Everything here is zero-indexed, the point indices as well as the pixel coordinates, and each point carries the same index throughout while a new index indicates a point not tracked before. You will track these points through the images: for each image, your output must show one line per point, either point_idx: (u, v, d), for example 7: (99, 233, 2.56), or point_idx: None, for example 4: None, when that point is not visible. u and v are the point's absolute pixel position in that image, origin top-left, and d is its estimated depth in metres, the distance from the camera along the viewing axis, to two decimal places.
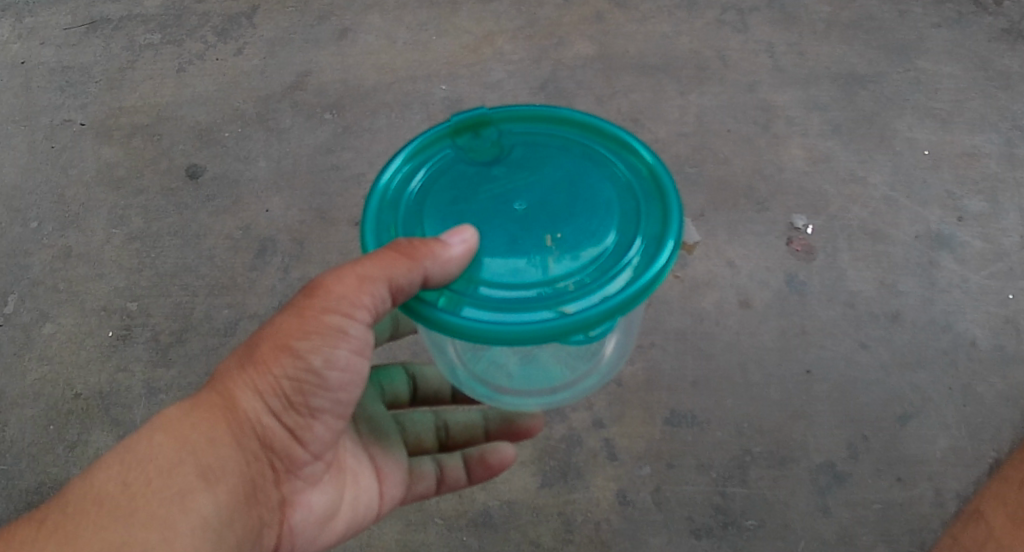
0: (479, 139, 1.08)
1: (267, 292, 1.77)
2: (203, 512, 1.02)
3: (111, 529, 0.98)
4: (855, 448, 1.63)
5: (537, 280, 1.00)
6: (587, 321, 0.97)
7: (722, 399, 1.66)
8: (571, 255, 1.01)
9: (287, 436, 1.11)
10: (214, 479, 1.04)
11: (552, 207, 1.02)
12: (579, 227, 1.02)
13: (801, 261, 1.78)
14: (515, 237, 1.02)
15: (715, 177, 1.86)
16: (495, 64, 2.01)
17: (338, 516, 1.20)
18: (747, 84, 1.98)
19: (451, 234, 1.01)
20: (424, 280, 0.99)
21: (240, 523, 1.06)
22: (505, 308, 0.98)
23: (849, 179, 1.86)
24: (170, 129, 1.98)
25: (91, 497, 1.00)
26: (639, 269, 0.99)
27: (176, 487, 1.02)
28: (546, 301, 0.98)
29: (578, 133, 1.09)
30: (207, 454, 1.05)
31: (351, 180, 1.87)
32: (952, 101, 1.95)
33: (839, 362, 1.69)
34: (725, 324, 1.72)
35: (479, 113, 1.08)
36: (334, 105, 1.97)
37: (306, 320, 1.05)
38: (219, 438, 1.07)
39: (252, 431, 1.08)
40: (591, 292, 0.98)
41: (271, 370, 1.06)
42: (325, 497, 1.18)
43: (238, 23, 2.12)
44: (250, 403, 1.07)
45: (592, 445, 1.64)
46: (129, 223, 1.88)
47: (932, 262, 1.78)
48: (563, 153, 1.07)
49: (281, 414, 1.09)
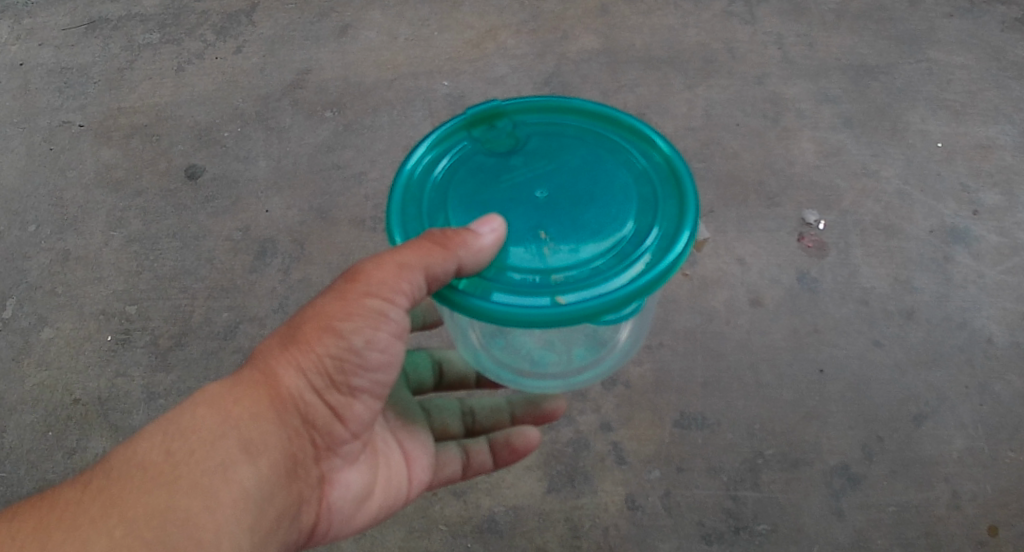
0: (494, 131, 1.05)
1: (267, 294, 1.73)
2: (244, 483, 1.01)
3: (155, 494, 0.97)
4: (869, 449, 1.59)
5: (562, 267, 0.97)
6: (614, 305, 0.95)
7: (733, 400, 1.62)
8: (593, 240, 0.98)
9: (329, 414, 1.08)
10: (257, 453, 1.03)
11: (574, 196, 1.00)
12: (601, 213, 1.00)
13: (813, 258, 1.74)
14: (540, 223, 0.99)
15: (725, 172, 1.82)
16: (498, 59, 1.96)
17: (372, 497, 1.18)
18: (755, 76, 1.93)
19: (480, 223, 0.98)
20: (459, 269, 0.97)
21: (279, 497, 1.05)
22: (530, 292, 0.97)
23: (861, 172, 1.82)
24: (169, 130, 1.94)
25: (135, 463, 0.99)
26: (662, 252, 0.97)
27: (219, 459, 1.01)
28: (572, 286, 0.96)
29: (589, 122, 1.06)
30: (250, 428, 1.03)
31: (351, 179, 1.83)
32: (966, 92, 1.91)
33: (852, 362, 1.66)
34: (736, 323, 1.68)
35: (492, 106, 1.06)
36: (334, 102, 1.92)
37: (349, 303, 1.03)
38: (262, 414, 1.04)
39: (294, 408, 1.06)
40: (616, 276, 0.96)
41: (314, 349, 1.04)
42: (361, 477, 1.16)
43: (235, 20, 2.06)
44: (294, 381, 1.05)
45: (599, 449, 1.60)
46: (128, 225, 1.85)
47: (947, 258, 1.74)
48: (578, 142, 1.04)
49: (324, 393, 1.06)
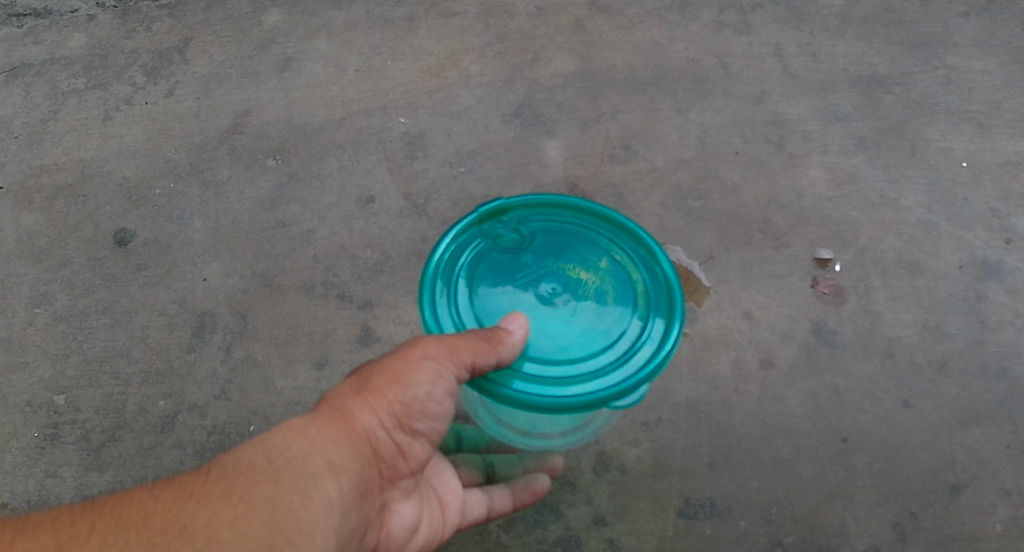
0: (508, 227, 1.07)
1: (208, 378, 1.54)
2: (331, 495, 0.94)
3: (252, 497, 0.89)
4: (903, 529, 1.40)
5: (578, 359, 1.01)
6: (621, 397, 1.00)
7: (745, 481, 1.42)
8: (601, 336, 1.02)
9: (395, 451, 1.04)
10: (339, 471, 0.96)
11: (578, 294, 1.03)
12: (607, 312, 1.03)
13: (829, 306, 1.52)
14: (554, 319, 1.03)
15: (724, 209, 1.59)
16: (461, 89, 1.72)
17: (418, 531, 1.13)
18: (753, 95, 1.69)
19: (510, 320, 1.00)
20: (497, 363, 0.99)
21: (356, 516, 0.98)
22: (547, 383, 1.01)
23: (879, 202, 1.60)
24: (95, 189, 1.70)
25: (223, 472, 0.91)
26: (661, 356, 1.02)
27: (307, 471, 0.94)
28: (585, 378, 1.00)
29: (593, 225, 1.08)
30: (332, 452, 0.97)
31: (299, 238, 1.62)
32: (989, 101, 1.69)
33: (878, 427, 1.45)
34: (745, 391, 1.46)
35: (506, 204, 1.07)
36: (277, 148, 1.69)
37: (413, 358, 1.01)
38: (340, 444, 0.98)
39: (367, 445, 1.00)
40: (625, 370, 1.01)
41: (387, 394, 1.01)
42: (413, 509, 1.12)
43: (169, 58, 1.80)
44: (367, 419, 1.00)
45: (593, 548, 1.39)
46: (53, 301, 1.62)
47: (980, 297, 1.53)
48: (586, 243, 1.07)
49: (393, 431, 1.02)
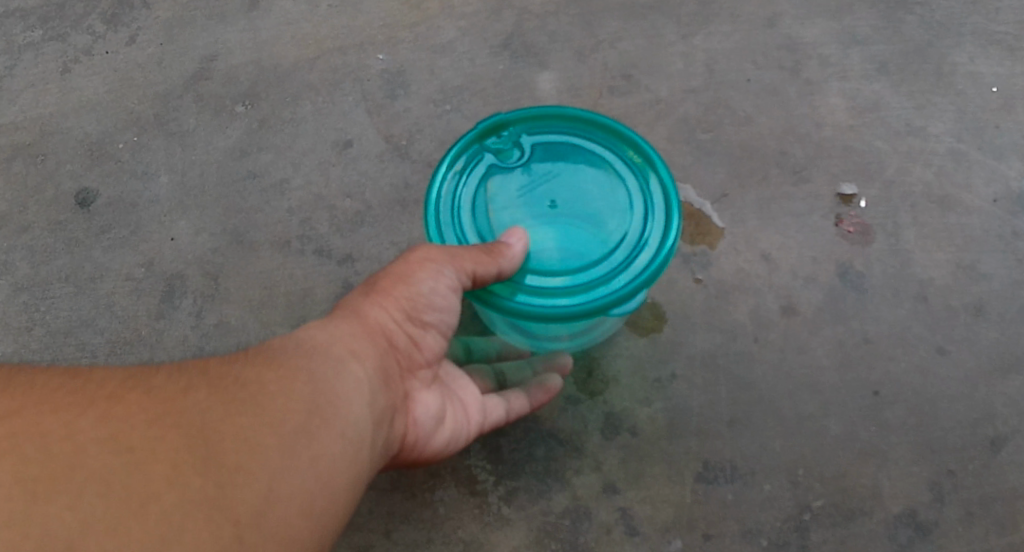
0: (501, 142, 1.04)
1: (179, 345, 1.42)
2: (357, 381, 0.94)
3: (276, 388, 0.88)
4: (940, 488, 1.27)
5: (578, 266, 0.99)
6: (625, 301, 0.99)
7: (768, 442, 1.29)
8: (600, 241, 1.00)
9: (410, 343, 1.03)
10: (360, 357, 0.97)
11: (574, 205, 1.01)
12: (602, 214, 1.00)
13: (854, 246, 1.38)
14: (554, 229, 1.01)
15: (737, 142, 1.44)
16: (444, 20, 1.56)
17: (446, 424, 1.09)
18: (765, 17, 1.51)
19: (509, 234, 0.99)
20: (498, 275, 0.97)
21: (382, 402, 0.97)
22: (549, 291, 0.99)
23: (906, 130, 1.45)
24: (55, 147, 1.56)
25: (243, 367, 0.91)
26: (661, 251, 1.00)
27: (327, 361, 0.94)
28: (587, 285, 0.99)
29: (585, 131, 1.05)
30: (348, 345, 0.97)
31: (272, 189, 1.49)
32: (1019, 22, 1.50)
33: (912, 377, 1.32)
34: (766, 341, 1.33)
35: (497, 119, 1.04)
36: (246, 93, 1.55)
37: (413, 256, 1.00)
38: (353, 340, 0.97)
39: (381, 339, 1.00)
40: (625, 274, 0.99)
41: (394, 290, 1.01)
42: (437, 402, 1.08)
43: (129, 2, 1.63)
44: (378, 315, 1.00)
45: (604, 519, 1.28)
46: (13, 270, 1.50)
47: (1019, 231, 1.38)
48: (576, 151, 1.03)
49: (405, 325, 1.02)
